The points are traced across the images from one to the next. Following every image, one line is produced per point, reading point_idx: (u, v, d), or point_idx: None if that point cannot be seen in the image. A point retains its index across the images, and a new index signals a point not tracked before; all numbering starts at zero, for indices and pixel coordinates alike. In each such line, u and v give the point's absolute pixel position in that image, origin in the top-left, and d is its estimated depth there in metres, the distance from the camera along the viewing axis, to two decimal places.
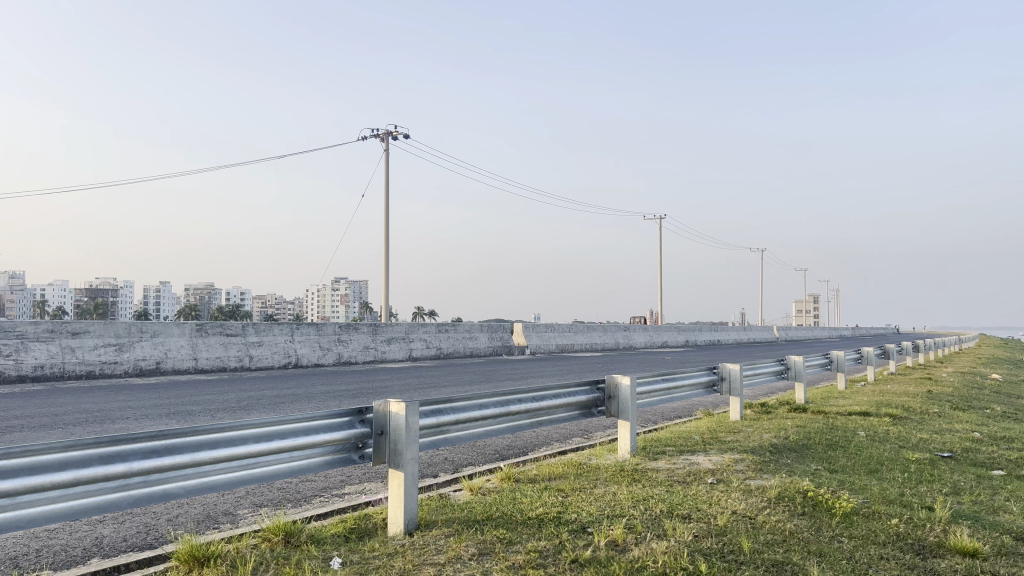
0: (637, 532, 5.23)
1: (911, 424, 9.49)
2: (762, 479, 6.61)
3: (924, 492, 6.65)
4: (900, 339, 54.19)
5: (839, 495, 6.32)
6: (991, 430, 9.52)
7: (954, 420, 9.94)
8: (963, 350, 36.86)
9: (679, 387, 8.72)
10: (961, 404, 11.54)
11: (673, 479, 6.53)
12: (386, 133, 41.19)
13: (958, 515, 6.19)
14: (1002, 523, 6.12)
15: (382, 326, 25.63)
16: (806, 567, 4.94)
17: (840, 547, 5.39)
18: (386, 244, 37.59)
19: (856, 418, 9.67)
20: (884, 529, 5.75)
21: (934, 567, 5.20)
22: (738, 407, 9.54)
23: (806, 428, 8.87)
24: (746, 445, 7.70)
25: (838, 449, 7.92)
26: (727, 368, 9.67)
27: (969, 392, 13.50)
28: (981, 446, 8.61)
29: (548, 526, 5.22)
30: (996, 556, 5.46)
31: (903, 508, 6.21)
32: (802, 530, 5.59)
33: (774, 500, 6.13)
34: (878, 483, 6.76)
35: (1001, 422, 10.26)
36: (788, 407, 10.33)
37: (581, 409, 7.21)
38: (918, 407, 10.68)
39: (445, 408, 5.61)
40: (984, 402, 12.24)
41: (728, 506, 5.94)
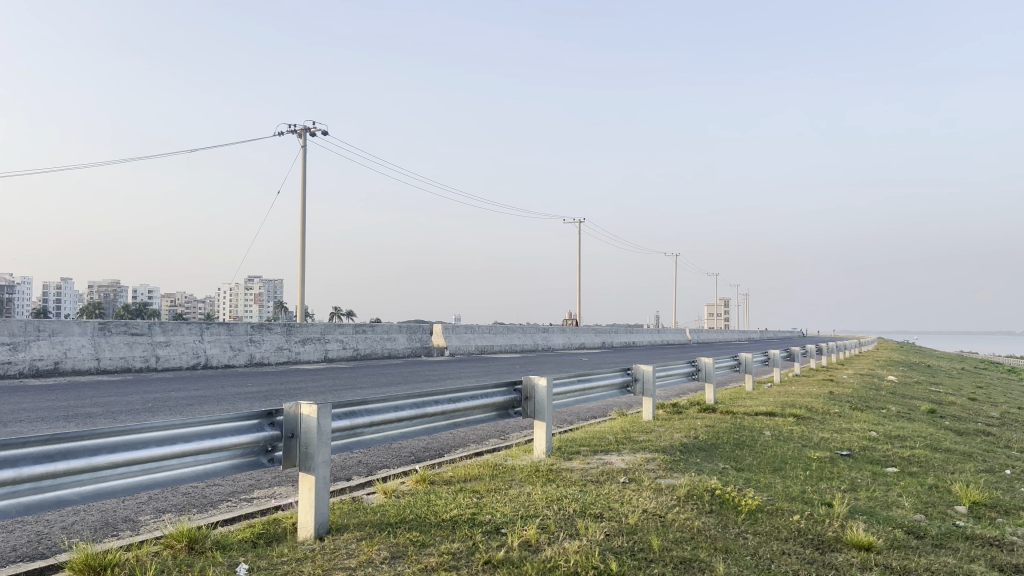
0: (550, 531, 5.28)
1: (813, 424, 9.89)
2: (672, 478, 6.77)
3: (824, 489, 6.94)
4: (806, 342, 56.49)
5: (744, 493, 6.53)
6: (886, 429, 10.02)
7: (852, 420, 10.41)
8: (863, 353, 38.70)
9: (594, 388, 8.85)
10: (859, 404, 12.11)
11: (587, 478, 6.62)
12: (304, 127, 40.38)
13: (855, 510, 6.48)
14: (896, 518, 6.44)
15: (297, 326, 25.12)
16: (713, 564, 5.09)
17: (745, 543, 5.57)
18: (301, 243, 36.83)
19: (763, 418, 10.00)
20: (786, 525, 5.98)
21: (832, 562, 5.43)
22: (650, 407, 9.75)
23: (715, 428, 9.12)
24: (657, 445, 7.87)
25: (745, 448, 8.18)
26: (641, 369, 9.86)
27: (866, 393, 14.20)
28: (876, 444, 9.05)
29: (462, 527, 5.22)
30: (888, 549, 5.75)
31: (804, 505, 6.46)
32: (709, 527, 5.76)
33: (684, 498, 6.28)
34: (781, 481, 7.02)
35: (896, 421, 10.82)
36: (699, 407, 10.60)
37: (498, 410, 7.23)
38: (820, 407, 11.15)
39: (360, 410, 5.54)
40: (880, 403, 12.87)
41: (639, 504, 6.06)
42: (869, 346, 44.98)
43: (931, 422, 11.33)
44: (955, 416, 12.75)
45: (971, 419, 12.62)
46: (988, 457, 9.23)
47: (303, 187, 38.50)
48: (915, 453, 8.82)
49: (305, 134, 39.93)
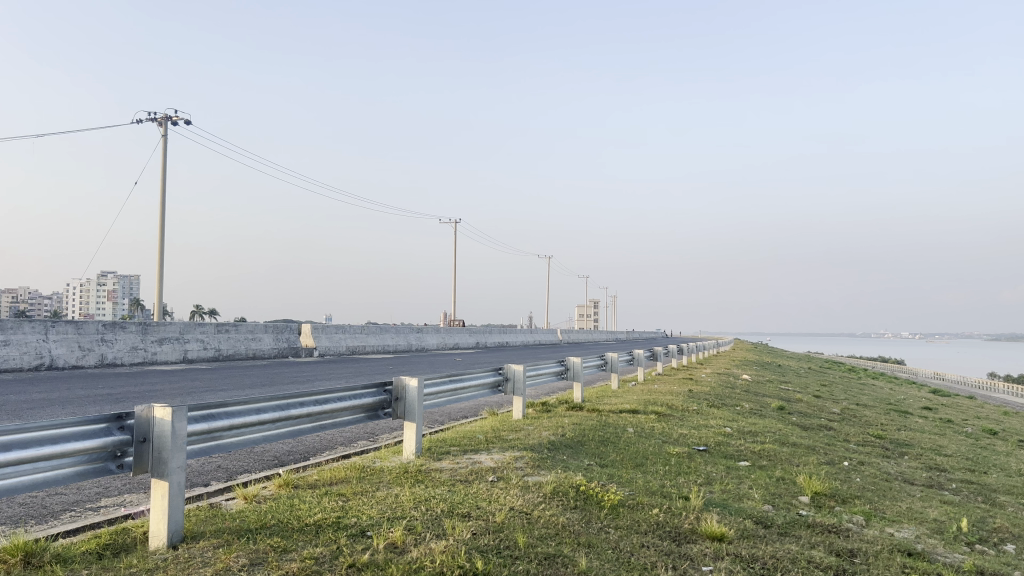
0: (417, 532, 5.26)
1: (673, 421, 10.32)
2: (539, 475, 6.90)
3: (681, 483, 7.26)
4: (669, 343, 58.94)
5: (607, 488, 6.74)
6: (740, 425, 10.59)
7: (709, 416, 10.94)
8: (720, 353, 40.78)
9: (465, 388, 8.86)
10: (716, 401, 12.75)
11: (456, 478, 6.64)
12: (165, 115, 38.31)
13: (709, 502, 6.82)
14: (746, 510, 6.82)
15: (153, 325, 23.84)
16: (576, 559, 5.23)
17: (607, 537, 5.75)
18: (161, 237, 34.94)
19: (627, 415, 10.35)
20: (646, 519, 6.22)
21: (688, 553, 5.69)
22: (520, 406, 9.88)
23: (581, 426, 9.36)
24: (525, 443, 7.99)
25: (609, 445, 8.44)
26: (512, 368, 9.98)
27: (722, 391, 14.96)
28: (731, 439, 9.55)
29: (326, 531, 5.12)
30: (739, 539, 6.09)
31: (663, 499, 6.73)
32: (573, 523, 5.90)
33: (550, 495, 6.41)
34: (642, 476, 7.29)
35: (748, 417, 11.47)
36: (567, 406, 10.84)
37: (367, 412, 7.13)
38: (680, 405, 11.66)
39: (219, 413, 5.33)
40: (735, 400, 13.58)
41: (506, 502, 6.13)
42: (727, 346, 47.52)
43: (779, 418, 12.08)
44: (801, 412, 13.64)
45: (814, 414, 13.56)
46: (829, 450, 9.95)
47: (163, 178, 36.55)
48: (765, 447, 9.37)
49: (165, 123, 37.94)
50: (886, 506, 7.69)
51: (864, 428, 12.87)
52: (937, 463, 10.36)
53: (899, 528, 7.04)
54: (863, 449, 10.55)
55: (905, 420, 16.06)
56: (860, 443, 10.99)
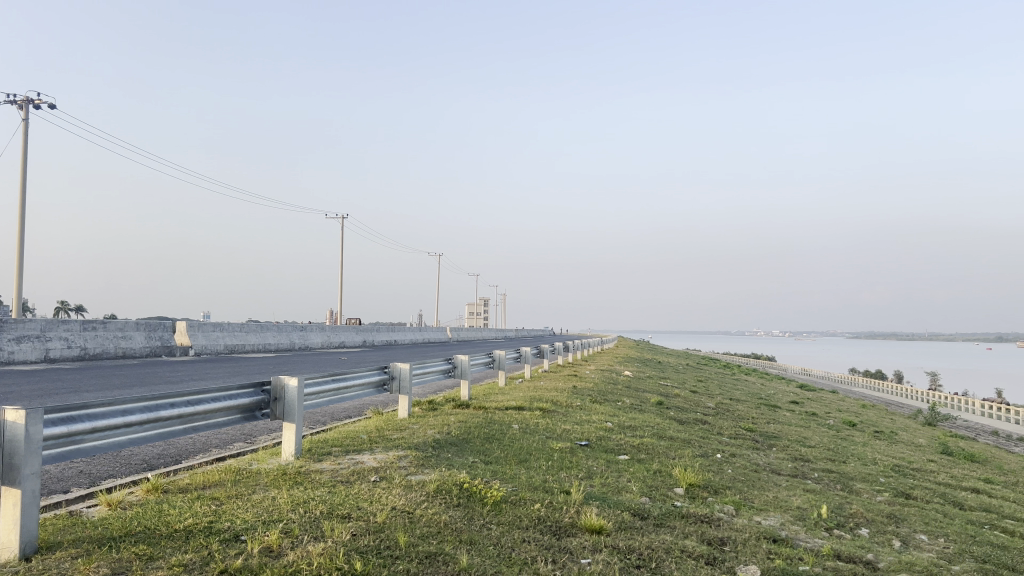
0: (294, 535, 5.15)
1: (557, 417, 10.51)
2: (422, 473, 6.88)
3: (563, 478, 7.40)
4: (556, 341, 59.97)
5: (490, 485, 6.79)
6: (621, 420, 10.90)
7: (591, 412, 11.20)
8: (605, 351, 41.83)
9: (348, 387, 8.71)
10: (599, 397, 13.07)
11: (336, 479, 6.53)
12: (25, 98, 35.76)
13: (589, 496, 6.99)
14: (625, 502, 7.02)
15: (10, 323, 22.25)
16: (457, 556, 5.24)
17: (488, 533, 5.79)
18: (20, 229, 32.61)
19: (512, 412, 10.46)
20: (528, 514, 6.31)
21: (567, 546, 5.81)
22: (406, 405, 9.81)
23: (467, 423, 9.38)
24: (409, 442, 7.94)
25: (494, 442, 8.50)
26: (397, 367, 9.89)
27: (605, 387, 15.34)
28: (612, 434, 9.82)
29: (197, 537, 4.93)
30: (617, 531, 6.26)
31: (545, 494, 6.84)
32: (455, 520, 5.91)
33: (433, 493, 6.40)
34: (525, 472, 7.40)
35: (629, 412, 11.82)
36: (453, 404, 10.85)
37: (244, 413, 6.91)
38: (564, 401, 11.88)
39: (79, 415, 5.04)
40: (617, 396, 13.95)
41: (388, 502, 6.07)
42: (611, 342, 48.78)
43: (658, 413, 12.51)
44: (678, 407, 14.15)
45: (691, 409, 14.13)
46: (703, 443, 10.37)
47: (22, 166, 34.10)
48: (645, 441, 9.68)
49: (26, 106, 35.44)
50: (755, 495, 8.10)
51: (736, 421, 13.48)
52: (801, 454, 10.99)
53: (766, 516, 7.43)
54: (735, 442, 11.07)
55: (774, 413, 16.97)
56: (732, 436, 11.52)
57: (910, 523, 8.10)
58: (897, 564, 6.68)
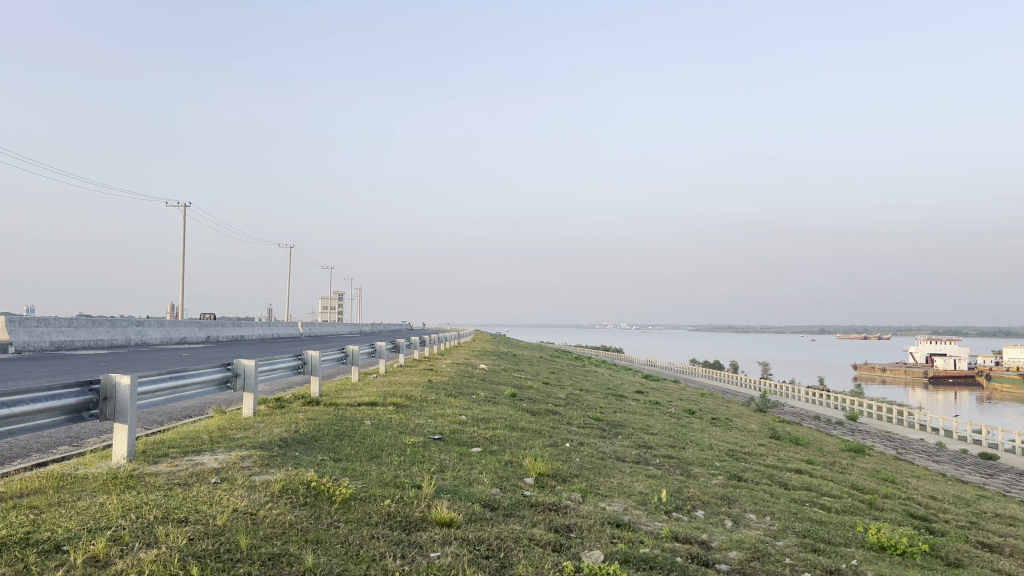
0: (123, 543, 4.84)
1: (411, 411, 10.45)
2: (267, 473, 6.65)
3: (415, 472, 7.37)
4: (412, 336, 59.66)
5: (340, 482, 6.66)
6: (474, 413, 11.00)
7: (445, 405, 11.24)
8: (462, 344, 42.08)
9: (188, 385, 8.27)
10: (453, 391, 13.11)
11: (173, 482, 6.20)
12: None
13: (440, 489, 7.00)
14: (475, 494, 7.09)
15: None
16: (302, 556, 5.12)
17: (336, 532, 5.68)
18: None
19: (365, 408, 10.31)
20: (378, 510, 6.24)
21: (416, 541, 5.80)
22: (251, 403, 9.46)
23: (316, 420, 9.16)
24: (254, 441, 7.65)
25: (344, 439, 8.34)
26: (243, 363, 9.51)
27: (460, 380, 15.44)
28: (464, 427, 9.88)
29: (12, 551, 4.54)
30: (467, 523, 6.32)
31: (395, 489, 6.80)
32: (301, 520, 5.76)
33: (277, 493, 6.20)
34: (376, 468, 7.31)
35: (482, 405, 11.94)
36: (302, 401, 10.55)
37: (69, 414, 6.43)
38: (418, 395, 11.84)
39: None
40: (471, 389, 14.07)
41: (229, 504, 5.83)
42: (468, 335, 49.06)
43: (512, 405, 12.70)
44: (531, 398, 14.45)
45: (543, 401, 14.44)
46: (553, 433, 10.64)
47: None
48: (497, 433, 9.81)
49: None
50: (601, 482, 8.41)
51: (585, 411, 13.94)
52: (645, 441, 11.49)
53: (611, 501, 7.72)
54: (584, 431, 11.41)
55: (621, 403, 17.65)
56: (581, 426, 11.88)
57: (741, 504, 8.67)
58: (729, 542, 7.14)
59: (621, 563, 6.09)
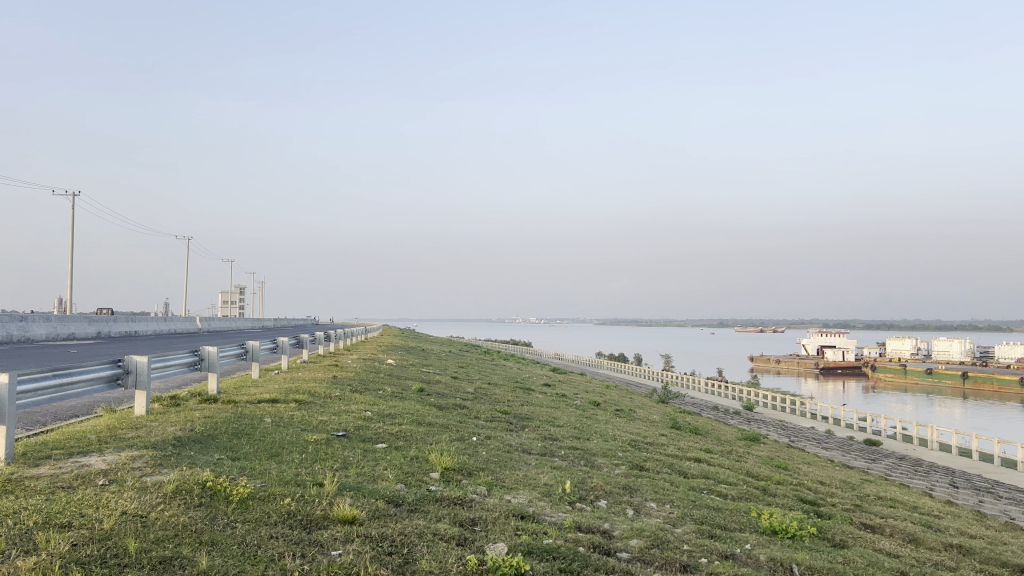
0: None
1: (313, 408, 10.26)
2: (160, 474, 6.40)
3: (316, 470, 7.23)
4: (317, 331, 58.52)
5: (237, 482, 6.47)
6: (380, 408, 10.89)
7: (350, 401, 11.09)
8: (369, 339, 41.60)
9: (74, 383, 7.87)
10: (359, 386, 12.95)
11: (56, 485, 5.88)
12: None
13: (343, 487, 6.90)
14: (379, 490, 7.01)
15: None
16: (196, 559, 4.95)
17: (232, 532, 5.52)
18: None
19: (266, 405, 10.06)
20: (277, 510, 6.09)
21: (318, 539, 5.70)
22: (143, 401, 9.08)
23: (213, 419, 8.87)
24: (146, 441, 7.36)
25: (242, 437, 8.11)
26: (134, 360, 9.10)
27: (366, 376, 15.26)
28: (369, 423, 9.75)
29: None
30: (370, 520, 6.25)
31: (296, 487, 6.65)
32: (195, 521, 5.57)
33: (170, 495, 5.97)
34: (276, 466, 7.14)
35: (389, 400, 11.81)
36: (199, 399, 10.19)
37: None
38: (322, 392, 11.61)
39: None
40: (377, 384, 13.94)
41: (117, 507, 5.58)
42: (375, 331, 48.44)
43: (418, 400, 12.64)
44: (438, 393, 14.40)
45: (451, 395, 14.43)
46: (459, 428, 10.63)
47: None
48: (402, 429, 9.72)
49: None
50: (507, 475, 8.46)
51: (492, 405, 14.00)
52: (551, 433, 11.63)
53: (516, 494, 7.78)
54: (491, 425, 11.44)
55: (528, 396, 17.82)
56: (488, 419, 11.90)
57: (642, 493, 8.88)
58: (630, 531, 7.31)
59: (525, 554, 6.14)
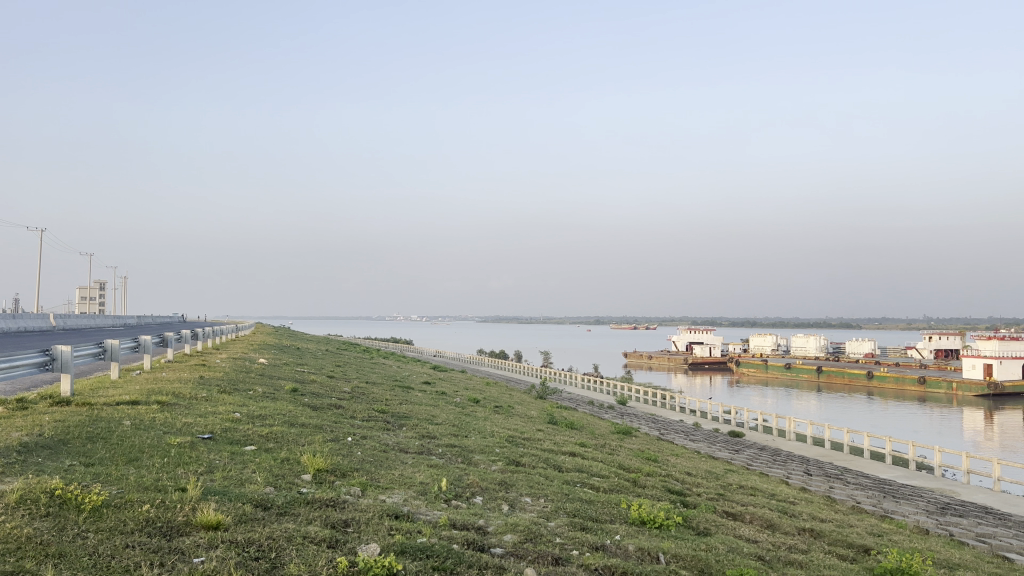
0: None
1: (177, 410, 9.80)
2: (2, 483, 5.96)
3: (178, 475, 6.92)
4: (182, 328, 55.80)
5: (90, 489, 6.10)
6: (249, 409, 10.53)
7: (217, 403, 10.67)
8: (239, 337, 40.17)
9: None
10: (227, 387, 12.47)
11: None
12: None
13: (207, 491, 6.63)
14: (246, 494, 6.78)
15: None
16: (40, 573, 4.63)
17: (83, 543, 5.21)
18: None
19: (124, 407, 9.54)
20: (134, 517, 5.79)
21: (178, 547, 5.46)
22: None
23: (65, 422, 8.32)
24: None
25: (97, 441, 7.65)
26: None
27: (236, 376, 14.72)
28: (238, 425, 9.43)
29: None
30: (236, 524, 6.04)
31: (156, 493, 6.34)
32: (41, 533, 5.21)
33: (13, 505, 5.55)
34: (135, 472, 6.78)
35: (259, 401, 11.43)
36: (50, 401, 9.55)
37: None
38: (186, 392, 11.11)
39: None
40: (247, 384, 13.46)
41: None
42: (247, 328, 46.76)
43: (291, 400, 12.30)
44: (313, 392, 14.08)
45: (325, 394, 14.13)
46: (334, 428, 10.42)
47: None
48: (273, 430, 9.44)
49: None
50: (381, 475, 8.37)
51: (369, 404, 13.81)
52: (428, 431, 11.58)
53: (390, 493, 7.72)
54: (367, 425, 11.28)
55: (406, 394, 17.65)
56: (364, 419, 11.74)
57: (517, 488, 9.00)
58: (505, 526, 7.39)
59: (397, 554, 6.11)
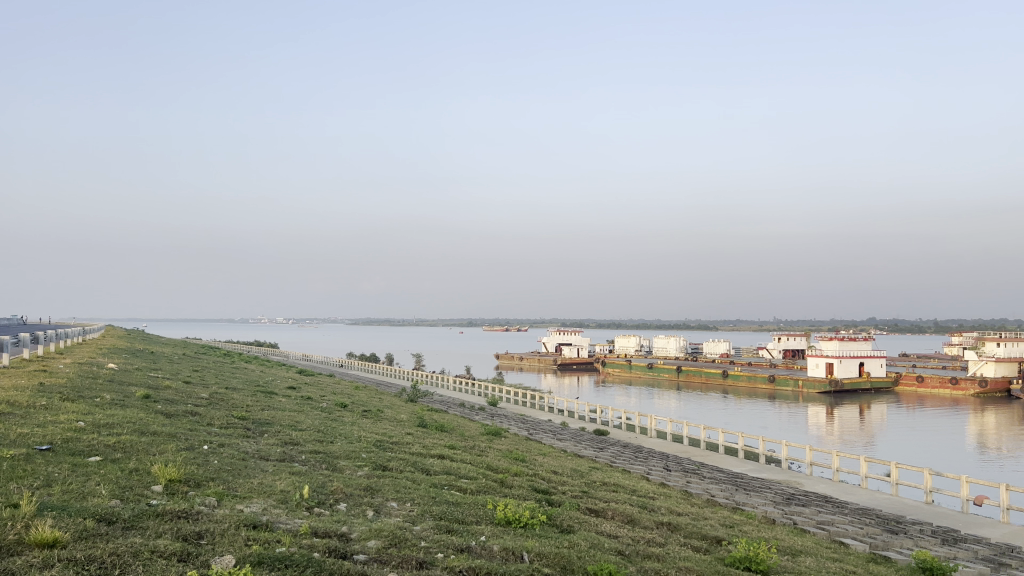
0: None
1: (12, 420, 9.08)
2: None
3: (11, 490, 6.42)
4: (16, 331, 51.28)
5: None
6: (95, 418, 9.89)
7: (59, 412, 9.96)
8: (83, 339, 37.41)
9: None
10: (70, 394, 11.67)
11: None
12: None
13: (44, 507, 6.18)
14: (89, 508, 6.37)
15: None
16: None
17: None
18: None
19: None
20: None
21: (8, 568, 5.08)
22: None
23: None
24: None
25: None
26: None
27: (80, 382, 13.77)
28: (82, 434, 8.84)
29: None
30: (75, 541, 5.66)
31: None
32: None
33: None
34: None
35: (106, 409, 10.76)
36: None
37: None
38: (23, 401, 10.30)
39: None
40: (95, 391, 12.63)
41: None
42: (94, 332, 43.66)
43: (142, 407, 11.64)
44: (167, 399, 13.37)
45: (180, 401, 13.44)
46: (189, 436, 9.94)
47: None
48: (121, 439, 8.93)
49: None
50: (239, 484, 8.07)
51: (228, 410, 13.26)
52: (291, 438, 11.26)
53: (248, 503, 7.45)
54: (226, 432, 10.85)
55: (268, 400, 17.09)
56: (222, 426, 11.28)
57: (383, 493, 8.90)
58: (369, 532, 7.29)
59: (254, 565, 5.91)
